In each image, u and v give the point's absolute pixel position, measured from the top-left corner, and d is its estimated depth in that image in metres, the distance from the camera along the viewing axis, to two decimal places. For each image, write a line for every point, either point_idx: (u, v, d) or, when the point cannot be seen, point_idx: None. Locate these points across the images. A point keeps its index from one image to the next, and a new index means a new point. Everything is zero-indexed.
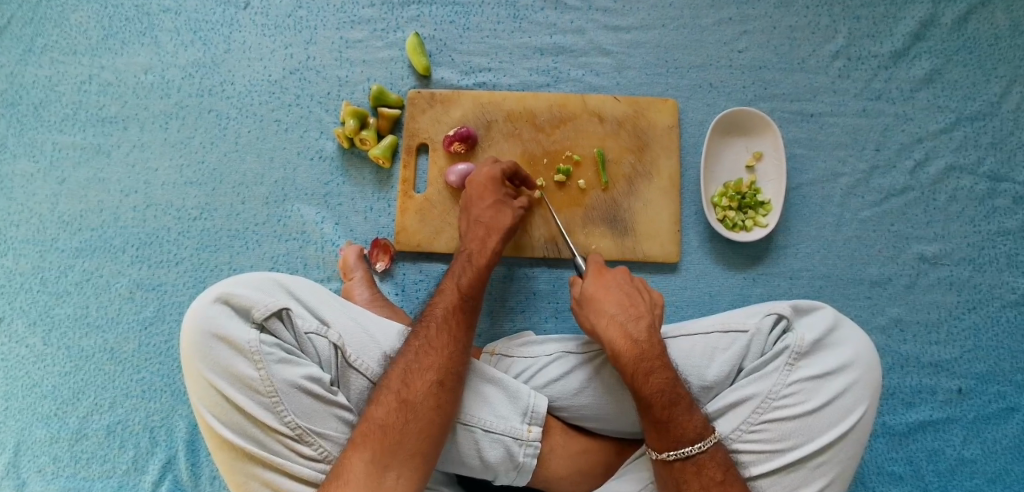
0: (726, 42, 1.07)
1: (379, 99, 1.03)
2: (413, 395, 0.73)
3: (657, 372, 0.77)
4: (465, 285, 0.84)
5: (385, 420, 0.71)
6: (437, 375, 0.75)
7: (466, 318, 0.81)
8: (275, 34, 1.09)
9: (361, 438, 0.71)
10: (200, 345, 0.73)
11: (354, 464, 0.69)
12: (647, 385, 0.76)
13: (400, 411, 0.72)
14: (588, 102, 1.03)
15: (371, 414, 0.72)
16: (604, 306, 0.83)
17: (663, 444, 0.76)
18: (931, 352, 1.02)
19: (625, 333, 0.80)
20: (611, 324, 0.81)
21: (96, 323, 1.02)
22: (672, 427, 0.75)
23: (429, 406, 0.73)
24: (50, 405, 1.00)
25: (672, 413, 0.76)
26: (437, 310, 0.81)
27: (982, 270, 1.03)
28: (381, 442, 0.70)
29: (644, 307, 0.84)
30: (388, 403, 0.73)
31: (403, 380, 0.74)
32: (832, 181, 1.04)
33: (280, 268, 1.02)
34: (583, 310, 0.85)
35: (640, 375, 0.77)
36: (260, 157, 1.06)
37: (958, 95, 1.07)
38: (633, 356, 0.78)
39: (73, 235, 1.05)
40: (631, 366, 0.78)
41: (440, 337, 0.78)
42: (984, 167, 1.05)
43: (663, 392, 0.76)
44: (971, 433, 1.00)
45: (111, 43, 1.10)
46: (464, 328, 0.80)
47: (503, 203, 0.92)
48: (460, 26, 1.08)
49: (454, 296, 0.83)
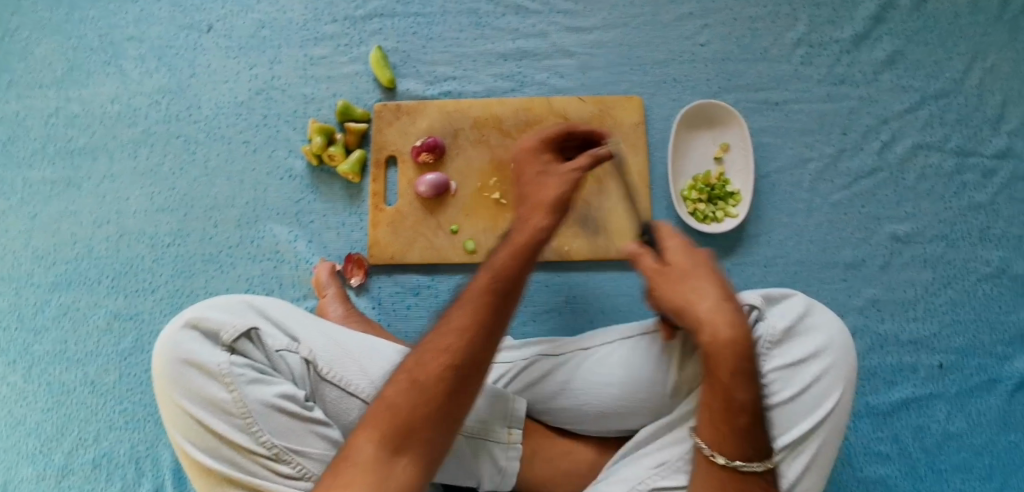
0: (688, 37, 1.08)
1: (345, 114, 1.03)
2: (425, 375, 0.62)
3: (752, 375, 0.66)
4: (511, 262, 0.70)
5: (395, 401, 0.61)
6: (458, 361, 0.63)
7: (506, 300, 0.67)
8: (240, 55, 1.09)
9: (371, 419, 0.61)
10: (171, 373, 0.73)
11: (359, 447, 0.59)
12: (738, 391, 0.65)
13: (409, 391, 0.61)
14: (554, 105, 1.04)
15: (384, 393, 0.62)
16: (702, 283, 0.69)
17: (736, 453, 0.66)
18: (910, 330, 1.02)
19: (734, 319, 0.66)
20: (712, 304, 0.67)
21: (76, 357, 1.02)
22: (750, 436, 0.66)
23: (444, 391, 0.61)
24: (34, 443, 0.99)
25: (753, 422, 0.66)
26: (474, 288, 0.68)
27: (955, 245, 1.04)
28: (390, 425, 0.60)
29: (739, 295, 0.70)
30: (398, 382, 0.62)
31: (418, 359, 0.64)
32: (800, 167, 1.05)
33: (255, 289, 1.02)
34: (664, 279, 0.71)
35: (736, 379, 0.65)
36: (230, 179, 1.06)
37: (922, 74, 1.08)
38: (734, 355, 0.65)
39: (49, 270, 1.05)
40: (732, 365, 0.65)
41: (464, 315, 0.65)
42: (951, 144, 1.06)
43: (756, 402, 0.65)
44: (956, 407, 1.00)
45: (77, 75, 1.10)
46: (505, 309, 0.66)
47: (542, 176, 0.81)
48: (422, 37, 1.08)
49: (491, 275, 0.68)
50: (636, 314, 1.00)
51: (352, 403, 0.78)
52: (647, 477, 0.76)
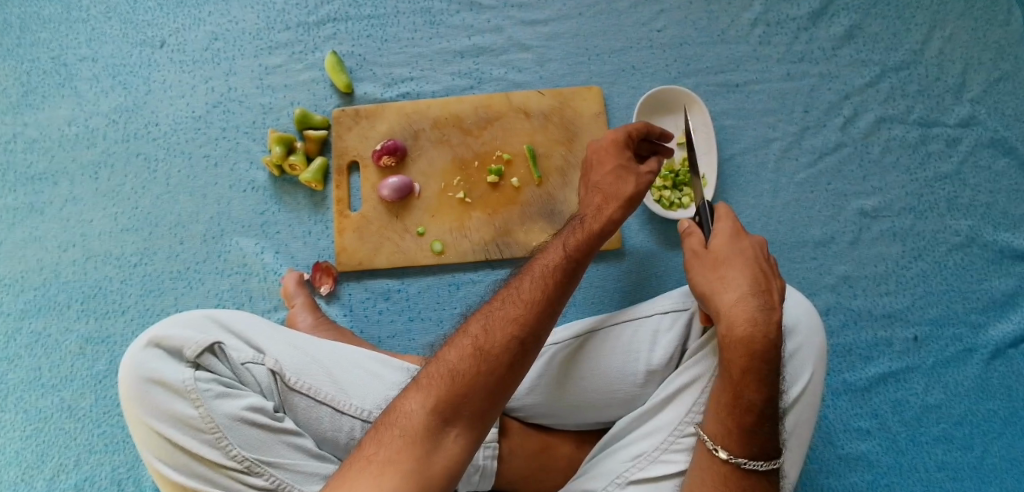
0: (645, 23, 1.07)
1: (303, 122, 1.02)
2: (491, 343, 0.62)
3: (767, 377, 0.68)
4: (581, 245, 0.72)
5: (456, 366, 0.60)
6: (522, 332, 0.63)
7: (568, 286, 0.69)
8: (194, 69, 1.08)
9: (427, 381, 0.60)
10: (136, 392, 0.72)
11: (410, 410, 0.58)
12: (749, 389, 0.68)
13: (472, 359, 0.61)
14: (513, 100, 1.03)
15: (444, 356, 0.62)
16: (734, 279, 0.73)
17: (742, 451, 0.68)
18: (883, 304, 1.02)
19: (757, 320, 0.70)
20: (739, 305, 0.71)
21: (50, 383, 1.01)
22: (756, 433, 0.68)
23: (505, 361, 0.61)
24: (15, 472, 0.99)
25: (764, 422, 0.68)
26: (538, 267, 0.70)
27: (923, 217, 1.04)
28: (447, 391, 0.59)
29: (777, 295, 0.72)
30: (461, 348, 0.62)
31: (484, 326, 0.64)
32: (764, 147, 1.05)
33: (226, 303, 1.01)
34: (703, 270, 0.76)
35: (747, 379, 0.68)
36: (193, 195, 1.05)
37: (881, 47, 1.08)
38: (747, 355, 0.68)
39: (16, 298, 1.04)
40: (742, 361, 0.68)
41: (534, 290, 0.66)
42: (913, 115, 1.06)
43: (765, 403, 0.68)
44: (933, 379, 1.00)
45: (32, 98, 1.09)
46: (568, 290, 0.69)
47: (626, 170, 0.81)
48: (377, 39, 1.07)
49: (559, 257, 0.71)
50: (608, 305, 1.00)
51: (322, 412, 0.77)
52: (625, 470, 0.76)
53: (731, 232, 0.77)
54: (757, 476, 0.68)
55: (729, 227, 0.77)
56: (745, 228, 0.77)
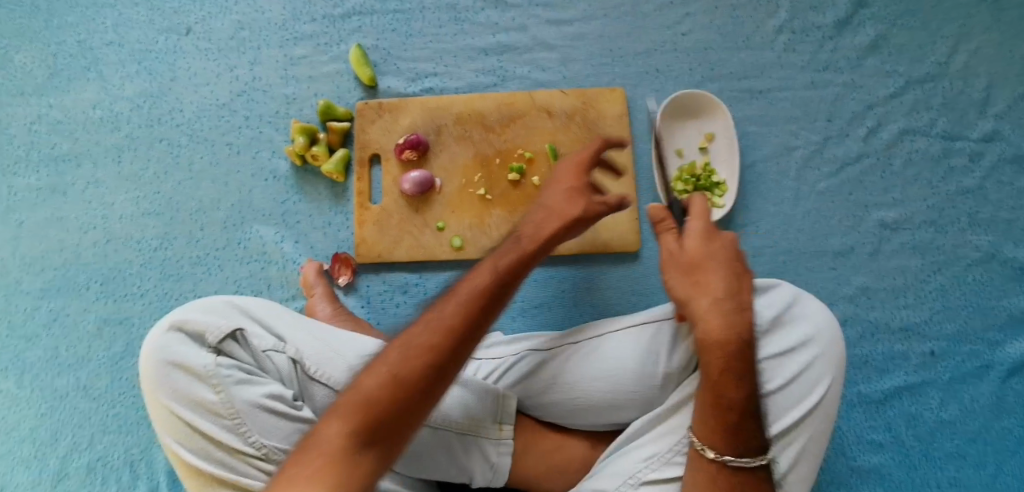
0: (670, 26, 1.07)
1: (327, 113, 1.02)
2: (409, 368, 0.60)
3: (745, 376, 0.71)
4: (509, 265, 0.71)
5: (373, 391, 0.58)
6: (442, 356, 0.61)
7: (494, 306, 0.67)
8: (219, 57, 1.08)
9: (342, 407, 0.58)
10: (158, 375, 0.73)
11: (328, 435, 0.56)
12: (729, 388, 0.70)
13: (388, 384, 0.59)
14: (536, 98, 1.03)
15: (360, 381, 0.60)
16: (710, 284, 0.76)
17: (727, 449, 0.70)
18: (900, 317, 1.02)
19: (731, 322, 0.73)
20: (714, 308, 0.74)
21: (67, 363, 1.02)
22: (740, 431, 0.70)
23: (422, 387, 0.60)
24: (29, 448, 1.00)
25: (744, 422, 0.70)
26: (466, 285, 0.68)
27: (944, 231, 1.04)
28: (364, 417, 0.57)
29: (746, 296, 0.76)
30: (380, 372, 0.60)
31: (403, 349, 0.62)
32: (786, 155, 1.04)
33: (244, 291, 1.02)
34: (679, 277, 0.79)
35: (728, 377, 0.71)
36: (215, 182, 1.05)
37: (906, 58, 1.07)
38: (723, 356, 0.72)
39: (37, 277, 1.05)
40: (721, 361, 0.71)
41: (456, 313, 0.64)
42: (937, 129, 1.06)
43: (745, 401, 0.70)
44: (948, 395, 1.00)
45: (57, 81, 1.10)
46: (493, 312, 0.67)
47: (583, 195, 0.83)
48: (402, 33, 1.07)
49: (489, 275, 0.69)
50: (625, 306, 1.00)
51: None
52: (637, 471, 0.76)
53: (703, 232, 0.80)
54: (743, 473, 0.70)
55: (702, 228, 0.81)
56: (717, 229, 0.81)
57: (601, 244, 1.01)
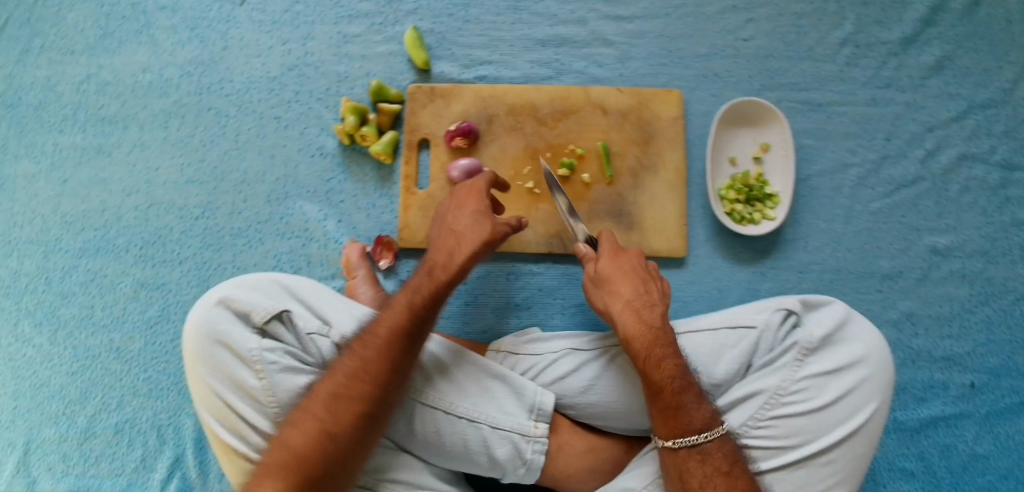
0: (732, 31, 1.05)
1: (379, 94, 1.01)
2: (334, 423, 0.68)
3: (670, 359, 0.78)
4: (417, 303, 0.75)
5: (301, 447, 0.67)
6: (365, 406, 0.70)
7: (410, 345, 0.73)
8: (273, 29, 1.07)
9: (273, 465, 0.66)
10: (202, 352, 0.73)
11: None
12: (659, 374, 0.77)
13: (318, 440, 0.67)
14: (591, 94, 1.02)
15: (286, 437, 0.68)
16: (622, 288, 0.83)
17: (670, 431, 0.76)
18: (943, 346, 1.00)
19: (642, 316, 0.80)
20: (625, 306, 0.82)
21: (101, 323, 1.02)
22: (679, 412, 0.76)
23: (350, 437, 0.69)
24: (58, 405, 0.99)
25: (682, 401, 0.76)
26: (380, 328, 0.73)
27: (995, 262, 1.01)
28: (294, 472, 0.65)
29: (656, 292, 0.83)
30: (305, 430, 0.68)
31: (326, 405, 0.69)
32: (841, 172, 1.02)
33: (283, 266, 1.01)
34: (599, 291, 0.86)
35: (648, 364, 0.77)
36: (261, 154, 1.04)
37: (970, 82, 1.04)
38: (640, 347, 0.79)
39: (76, 236, 1.04)
40: (644, 352, 0.78)
41: (379, 365, 0.71)
42: (997, 156, 1.03)
43: (671, 381, 0.76)
44: (984, 428, 0.98)
45: (109, 41, 1.09)
46: (409, 352, 0.73)
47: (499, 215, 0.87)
48: (459, 18, 1.06)
49: (402, 314, 0.74)
50: None
51: None
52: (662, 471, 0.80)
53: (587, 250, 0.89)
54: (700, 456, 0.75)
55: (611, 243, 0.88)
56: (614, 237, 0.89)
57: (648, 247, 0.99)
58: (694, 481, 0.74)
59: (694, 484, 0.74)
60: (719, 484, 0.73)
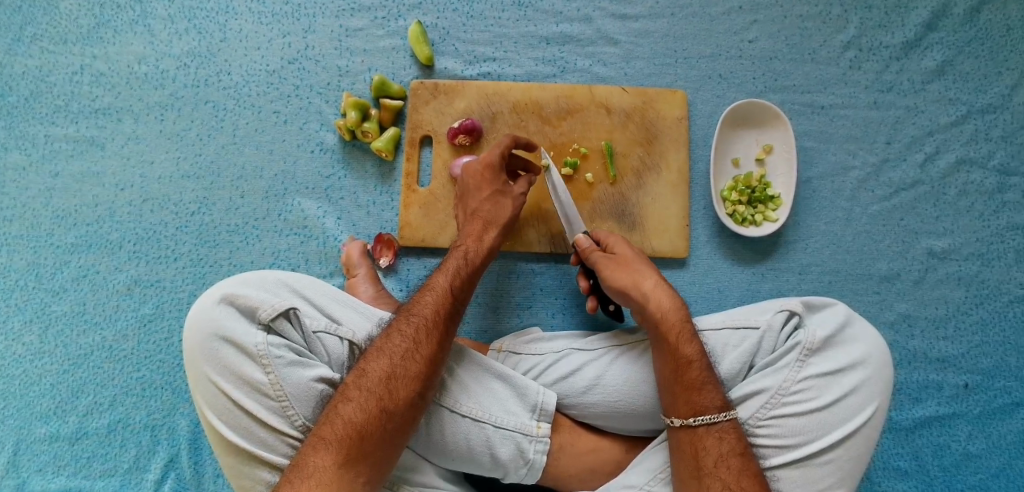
0: (736, 32, 1.05)
1: (381, 89, 1.00)
2: (395, 402, 0.70)
3: (696, 337, 0.80)
4: (456, 288, 0.80)
5: (361, 423, 0.68)
6: (421, 386, 0.72)
7: (450, 329, 0.77)
8: (273, 22, 1.05)
9: (333, 439, 0.67)
10: (205, 348, 0.71)
11: (322, 466, 0.65)
12: (691, 348, 0.78)
13: (377, 417, 0.69)
14: (596, 93, 1.01)
15: (347, 412, 0.69)
16: (642, 268, 0.84)
17: (691, 408, 0.75)
18: (939, 347, 1.01)
19: (670, 295, 0.82)
20: (655, 284, 0.83)
21: (94, 320, 1.00)
22: (704, 388, 0.76)
23: (409, 415, 0.71)
24: (49, 404, 0.98)
25: (705, 378, 0.77)
26: (426, 309, 0.77)
27: (990, 265, 1.02)
28: (353, 448, 0.67)
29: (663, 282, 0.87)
30: (368, 406, 0.69)
31: (387, 383, 0.71)
32: (842, 174, 1.03)
33: (281, 264, 1.00)
34: (613, 267, 0.85)
35: (682, 336, 0.79)
36: (259, 149, 1.03)
37: (970, 87, 1.05)
38: (672, 319, 0.80)
39: (69, 231, 1.02)
40: (679, 325, 0.79)
41: (426, 345, 0.74)
42: (994, 161, 1.03)
43: (700, 356, 0.78)
44: (977, 428, 0.99)
45: (103, 31, 1.06)
46: (450, 335, 0.76)
47: (502, 193, 0.90)
48: (463, 14, 1.05)
49: (444, 297, 0.78)
50: None
51: None
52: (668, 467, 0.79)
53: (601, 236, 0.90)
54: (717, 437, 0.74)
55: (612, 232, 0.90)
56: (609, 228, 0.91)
57: (650, 249, 0.99)
58: (708, 460, 0.73)
59: (709, 464, 0.72)
60: (733, 465, 0.72)
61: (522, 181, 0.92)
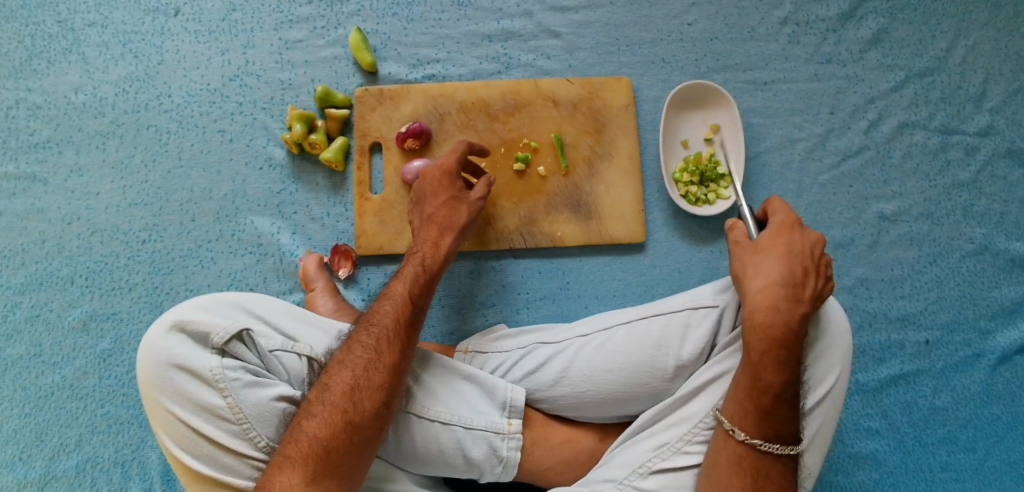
0: (676, 15, 1.06)
1: (325, 100, 0.99)
2: (362, 414, 0.69)
3: (785, 364, 0.68)
4: (415, 295, 0.79)
5: (327, 438, 0.67)
6: (387, 396, 0.71)
7: (413, 335, 0.76)
8: (210, 40, 1.04)
9: (300, 457, 0.66)
10: (159, 378, 0.70)
11: (288, 485, 0.64)
12: (766, 372, 0.68)
13: (342, 431, 0.68)
14: (542, 87, 1.02)
15: (312, 429, 0.68)
16: (768, 267, 0.72)
17: (759, 432, 0.68)
18: (897, 307, 1.03)
19: (775, 309, 0.70)
20: (762, 292, 0.71)
21: (51, 360, 0.97)
22: (773, 417, 0.68)
23: (375, 427, 0.70)
24: (12, 450, 0.95)
25: (775, 407, 0.68)
26: (386, 318, 0.76)
27: (940, 223, 1.04)
28: (319, 464, 0.66)
29: (810, 291, 0.71)
30: (333, 420, 0.68)
31: (351, 397, 0.70)
32: (789, 147, 1.05)
33: (238, 284, 0.98)
34: (745, 251, 0.75)
35: (765, 360, 0.68)
36: (206, 171, 1.01)
37: (906, 52, 1.07)
38: (767, 338, 0.69)
39: (17, 270, 0.99)
40: (760, 345, 0.69)
41: (388, 353, 0.73)
42: (935, 122, 1.06)
43: (781, 385, 0.68)
44: (941, 383, 1.01)
45: (36, 63, 1.04)
46: (413, 342, 0.76)
47: (457, 200, 0.89)
48: (403, 17, 1.04)
49: (403, 303, 0.78)
50: (629, 298, 0.99)
51: None
52: (647, 460, 0.75)
53: (784, 226, 0.75)
54: (771, 457, 0.68)
55: (785, 220, 0.75)
56: (803, 222, 0.75)
57: (608, 237, 1.00)
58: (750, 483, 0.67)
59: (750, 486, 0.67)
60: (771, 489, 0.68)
61: (480, 186, 0.91)
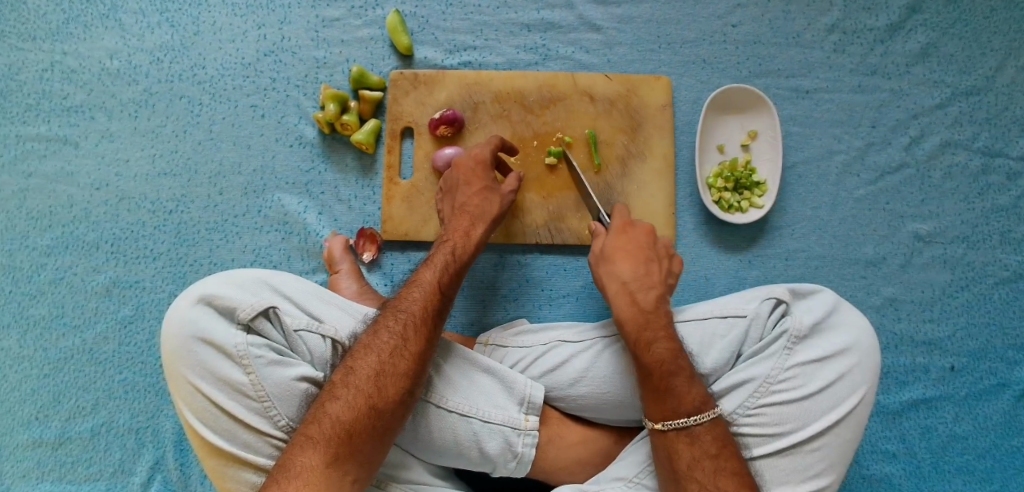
0: (720, 16, 1.04)
1: (359, 81, 0.98)
2: (384, 400, 0.69)
3: (659, 341, 0.76)
4: (443, 284, 0.78)
5: (349, 421, 0.67)
6: (410, 384, 0.71)
7: (439, 326, 0.75)
8: (247, 13, 1.03)
9: (321, 438, 0.66)
10: (183, 351, 0.70)
11: (308, 465, 0.64)
12: (647, 354, 0.75)
13: (365, 415, 0.67)
14: (579, 81, 1.00)
15: (334, 411, 0.67)
16: (620, 267, 0.83)
17: (663, 411, 0.73)
18: (925, 330, 1.01)
19: (633, 302, 0.80)
20: (621, 290, 0.81)
21: (73, 323, 0.98)
22: (668, 391, 0.73)
23: (397, 413, 0.70)
24: (30, 409, 0.96)
25: (671, 382, 0.74)
26: (414, 305, 0.76)
27: (975, 248, 1.02)
28: (339, 446, 0.66)
29: (659, 275, 0.83)
30: (355, 404, 0.68)
31: (375, 382, 0.69)
32: (827, 159, 1.03)
33: (262, 261, 0.98)
34: (603, 260, 0.85)
35: (642, 344, 0.76)
36: (236, 145, 1.01)
37: (954, 69, 1.04)
38: (635, 325, 0.78)
39: (44, 232, 1.00)
40: (633, 335, 0.77)
41: (414, 341, 0.73)
42: (979, 143, 1.03)
43: (665, 360, 0.75)
44: (963, 410, 0.99)
45: (73, 26, 1.03)
46: (439, 332, 0.75)
47: (490, 189, 0.88)
48: (442, 2, 1.03)
49: (432, 291, 0.77)
50: None
51: None
52: None
53: (619, 227, 0.87)
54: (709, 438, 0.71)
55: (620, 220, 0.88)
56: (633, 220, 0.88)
57: None
58: (682, 462, 0.72)
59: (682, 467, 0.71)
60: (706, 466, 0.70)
61: (511, 178, 0.90)
